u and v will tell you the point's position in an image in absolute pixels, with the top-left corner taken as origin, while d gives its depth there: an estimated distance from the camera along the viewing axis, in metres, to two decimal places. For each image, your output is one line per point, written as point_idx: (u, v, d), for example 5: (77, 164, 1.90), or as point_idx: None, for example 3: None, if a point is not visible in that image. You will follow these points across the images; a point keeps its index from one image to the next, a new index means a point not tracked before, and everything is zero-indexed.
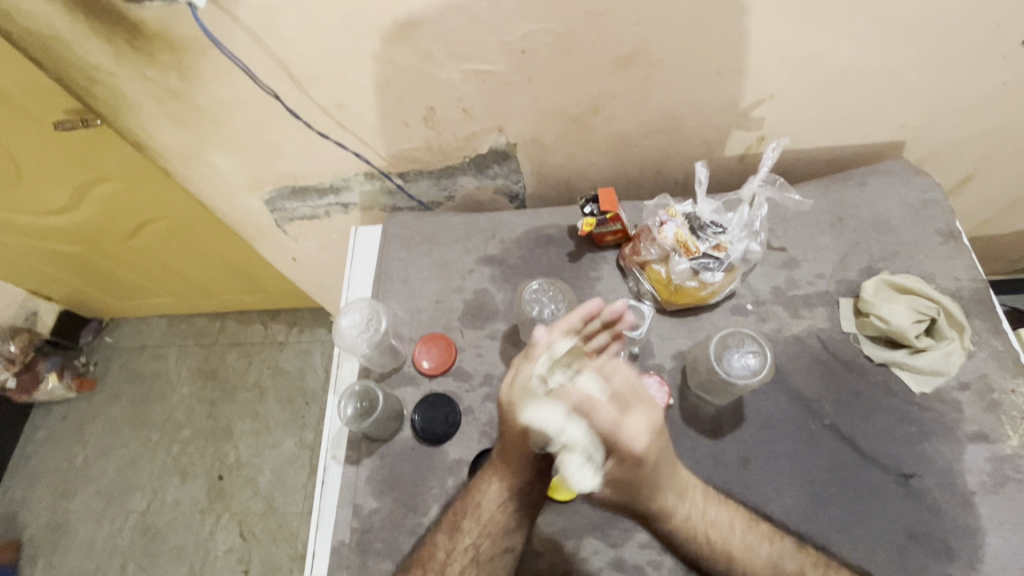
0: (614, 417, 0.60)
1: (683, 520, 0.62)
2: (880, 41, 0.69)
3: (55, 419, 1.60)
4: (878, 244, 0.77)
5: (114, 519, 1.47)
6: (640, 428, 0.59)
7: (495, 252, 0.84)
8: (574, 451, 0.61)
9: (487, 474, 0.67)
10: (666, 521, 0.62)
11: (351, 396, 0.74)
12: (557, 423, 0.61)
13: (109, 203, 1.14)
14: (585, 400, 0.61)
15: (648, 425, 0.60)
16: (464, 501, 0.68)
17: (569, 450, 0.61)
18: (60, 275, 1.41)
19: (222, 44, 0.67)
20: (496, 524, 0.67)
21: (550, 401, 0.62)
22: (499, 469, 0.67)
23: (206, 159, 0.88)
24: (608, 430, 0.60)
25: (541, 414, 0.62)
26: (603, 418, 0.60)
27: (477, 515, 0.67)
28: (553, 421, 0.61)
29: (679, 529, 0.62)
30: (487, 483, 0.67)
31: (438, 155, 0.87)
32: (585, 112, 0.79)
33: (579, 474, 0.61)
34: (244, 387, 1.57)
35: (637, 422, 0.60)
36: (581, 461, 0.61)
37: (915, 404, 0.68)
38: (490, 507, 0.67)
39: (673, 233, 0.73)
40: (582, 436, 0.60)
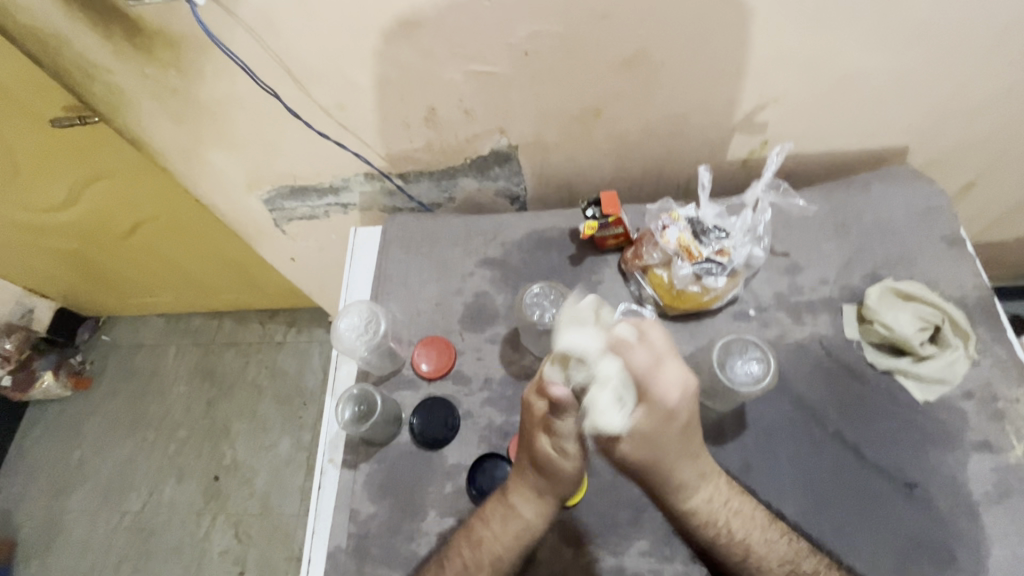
0: (648, 368, 0.55)
1: (704, 504, 0.61)
2: (885, 45, 0.68)
3: (51, 417, 1.59)
4: (881, 250, 0.76)
5: (109, 519, 1.45)
6: (675, 379, 0.56)
7: (495, 254, 0.83)
8: (606, 386, 0.53)
9: (514, 491, 0.64)
10: (686, 499, 0.61)
11: (349, 399, 0.73)
12: (592, 351, 0.54)
13: (107, 201, 1.13)
14: (621, 340, 0.54)
15: (682, 385, 0.56)
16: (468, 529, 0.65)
17: (602, 384, 0.53)
18: (56, 273, 1.40)
19: (222, 42, 0.66)
20: (527, 538, 0.64)
21: (590, 332, 0.55)
22: (527, 484, 0.64)
23: (205, 157, 0.88)
24: (642, 373, 0.54)
25: (579, 339, 0.55)
26: (639, 366, 0.54)
27: (509, 535, 0.64)
28: (591, 346, 0.54)
29: (699, 510, 0.61)
30: (514, 500, 0.64)
31: (440, 156, 0.87)
32: (587, 114, 0.79)
33: (609, 412, 0.53)
34: (241, 387, 1.57)
35: (672, 371, 0.55)
36: (612, 399, 0.54)
37: (918, 412, 0.67)
38: (523, 526, 0.64)
39: (676, 237, 0.72)
40: (619, 370, 0.54)
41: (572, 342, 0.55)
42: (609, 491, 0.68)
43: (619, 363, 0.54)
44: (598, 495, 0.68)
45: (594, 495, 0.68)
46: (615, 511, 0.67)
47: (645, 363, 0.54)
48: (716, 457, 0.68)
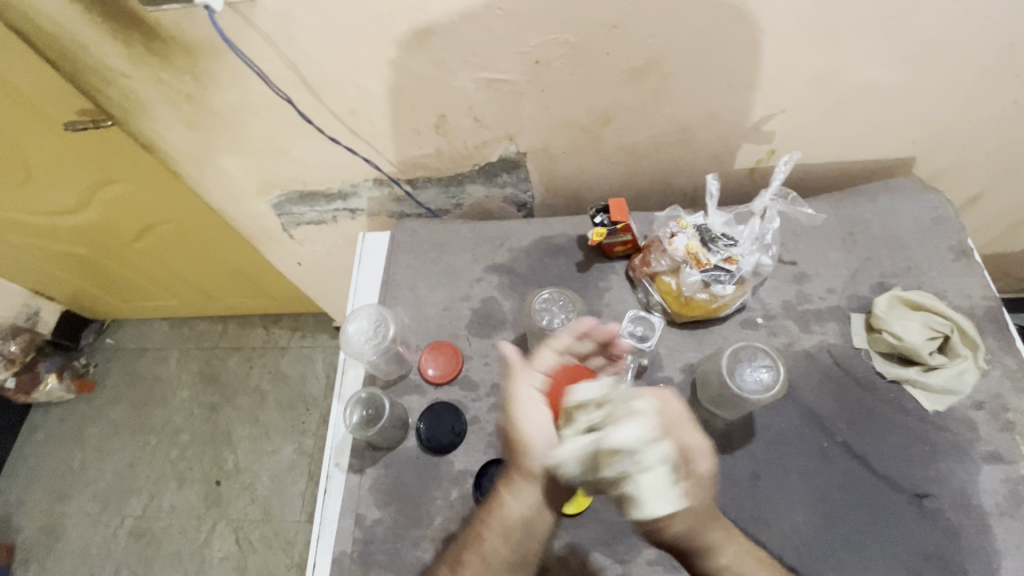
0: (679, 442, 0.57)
1: (732, 560, 0.59)
2: (893, 58, 0.69)
3: (54, 420, 1.59)
4: (889, 260, 0.77)
5: (110, 523, 1.45)
6: (701, 447, 0.58)
7: (503, 260, 0.84)
8: (658, 472, 0.52)
9: (503, 487, 0.63)
10: (717, 559, 0.58)
11: (357, 403, 0.73)
12: (637, 442, 0.52)
13: (116, 205, 1.14)
14: (665, 423, 0.56)
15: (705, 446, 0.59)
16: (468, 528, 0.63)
17: (654, 472, 0.52)
18: (64, 275, 1.41)
19: (238, 49, 0.67)
20: (515, 533, 0.61)
21: (635, 420, 0.53)
22: (512, 480, 0.62)
23: (216, 162, 0.88)
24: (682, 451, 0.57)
25: (630, 432, 0.52)
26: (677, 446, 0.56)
27: (495, 528, 0.61)
28: (639, 438, 0.52)
29: (730, 567, 0.58)
30: (503, 496, 0.62)
31: (449, 163, 0.87)
32: (596, 122, 0.79)
33: (660, 497, 0.52)
34: (244, 392, 1.56)
35: (696, 438, 0.58)
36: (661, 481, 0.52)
37: (927, 422, 0.67)
38: (508, 518, 0.61)
39: (685, 245, 0.73)
40: (667, 457, 0.53)
41: (627, 436, 0.52)
42: None
43: (668, 449, 0.53)
44: (605, 504, 0.68)
45: (601, 503, 0.68)
46: (623, 520, 0.67)
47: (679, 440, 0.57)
48: (724, 466, 0.68)
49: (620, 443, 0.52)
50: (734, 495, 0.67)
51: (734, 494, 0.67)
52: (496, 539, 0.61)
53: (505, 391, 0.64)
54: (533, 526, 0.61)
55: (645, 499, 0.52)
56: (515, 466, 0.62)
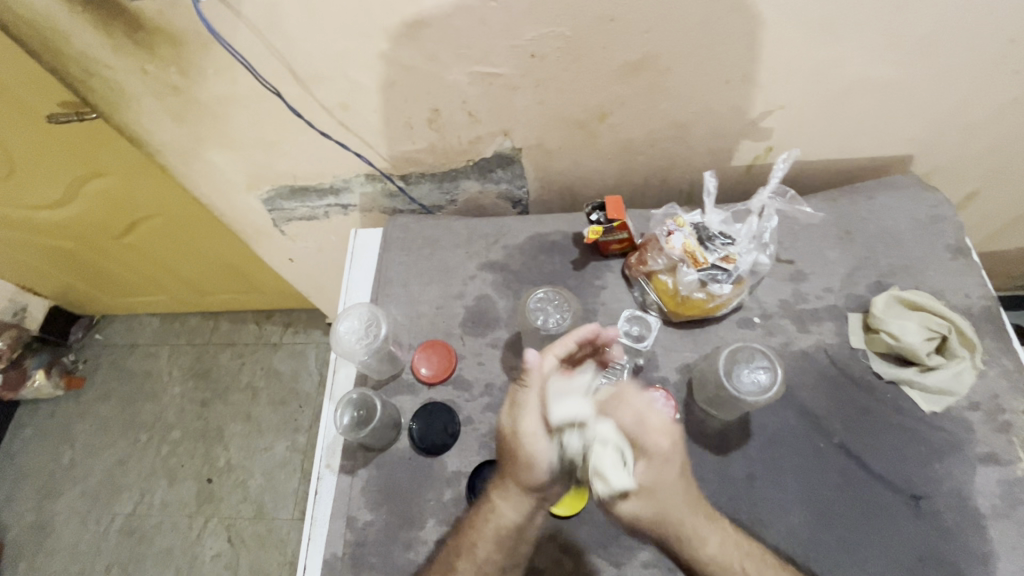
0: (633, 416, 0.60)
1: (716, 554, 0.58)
2: (893, 54, 0.68)
3: (42, 417, 1.57)
4: (887, 259, 0.76)
5: (100, 521, 1.43)
6: (662, 427, 0.59)
7: (497, 257, 0.82)
8: (608, 447, 0.59)
9: (495, 494, 0.64)
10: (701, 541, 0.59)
11: (348, 404, 0.72)
12: (583, 417, 0.61)
13: (103, 199, 1.11)
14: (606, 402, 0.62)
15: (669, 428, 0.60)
16: (458, 531, 0.65)
17: (603, 445, 0.59)
18: (50, 270, 1.38)
19: (225, 39, 0.65)
20: (508, 541, 0.63)
21: (576, 397, 0.63)
22: (506, 487, 0.63)
23: (204, 156, 0.86)
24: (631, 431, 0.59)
25: (567, 407, 0.62)
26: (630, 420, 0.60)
27: (489, 536, 0.62)
28: (577, 413, 0.61)
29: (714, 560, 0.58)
30: (495, 503, 0.63)
31: (442, 158, 0.86)
32: (592, 118, 0.78)
33: (616, 472, 0.57)
34: (236, 388, 1.55)
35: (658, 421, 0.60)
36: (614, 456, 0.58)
37: (924, 423, 0.66)
38: (500, 526, 0.62)
39: (681, 244, 0.71)
40: (614, 432, 0.59)
41: (565, 412, 0.62)
42: None
43: (613, 424, 0.60)
44: (600, 505, 0.67)
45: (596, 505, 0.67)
46: (617, 522, 0.66)
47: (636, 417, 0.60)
48: (719, 467, 0.67)
49: (563, 419, 0.61)
50: (729, 496, 0.66)
51: (730, 496, 0.66)
52: (489, 543, 0.62)
53: (517, 396, 0.63)
54: (523, 530, 0.64)
55: (600, 471, 0.57)
56: (510, 471, 0.63)
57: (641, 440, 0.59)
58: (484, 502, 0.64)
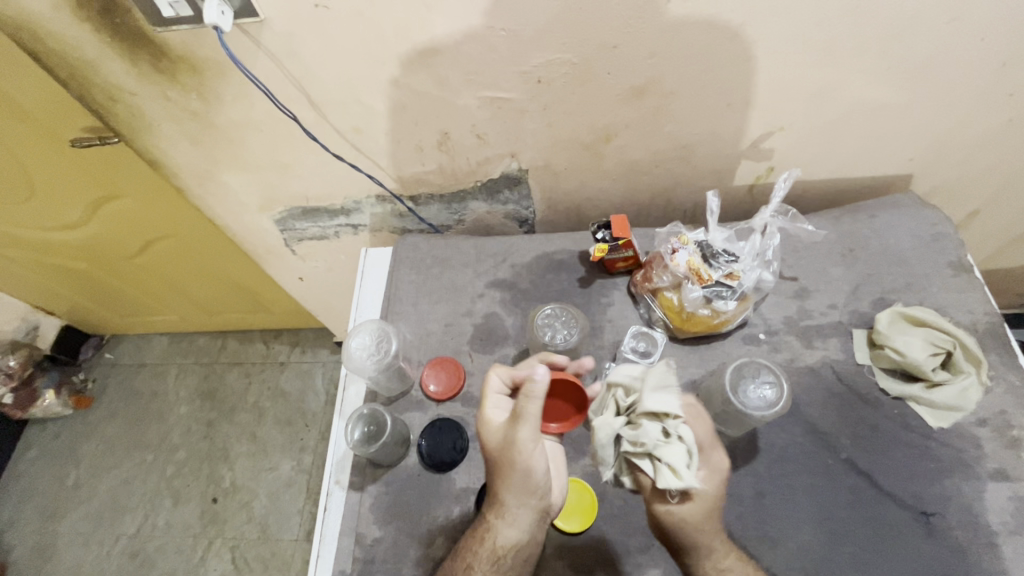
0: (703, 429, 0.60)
1: (727, 565, 0.59)
2: (888, 76, 0.71)
3: (50, 437, 1.57)
4: (890, 275, 0.77)
5: (104, 542, 1.42)
6: (722, 447, 0.60)
7: (505, 275, 0.84)
8: (681, 443, 0.57)
9: (491, 512, 0.62)
10: (715, 560, 0.59)
11: (358, 420, 0.72)
12: (669, 411, 0.58)
13: (119, 221, 1.14)
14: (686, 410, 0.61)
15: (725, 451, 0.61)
16: (455, 555, 0.62)
17: (680, 443, 0.57)
18: (64, 290, 1.41)
19: (245, 67, 0.68)
20: (505, 562, 0.61)
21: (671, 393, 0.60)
22: (501, 505, 0.61)
23: (220, 178, 0.89)
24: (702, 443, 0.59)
25: (663, 399, 0.59)
26: (700, 431, 0.60)
27: (486, 557, 0.60)
28: (672, 407, 0.58)
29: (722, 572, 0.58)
30: (491, 521, 0.62)
31: (451, 179, 0.88)
32: (598, 139, 0.80)
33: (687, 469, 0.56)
34: (243, 408, 1.55)
35: (720, 440, 0.60)
36: (687, 456, 0.57)
37: (932, 439, 0.67)
38: (499, 546, 0.61)
39: (685, 261, 0.73)
40: (691, 434, 0.58)
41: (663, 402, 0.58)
42: (621, 518, 0.67)
43: (691, 430, 0.59)
44: (609, 522, 0.67)
45: (605, 522, 0.67)
46: (627, 539, 0.66)
47: (704, 432, 0.60)
48: (729, 484, 0.67)
49: (655, 408, 0.58)
50: (738, 513, 0.66)
51: (739, 513, 0.66)
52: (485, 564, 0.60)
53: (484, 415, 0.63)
54: (525, 551, 0.62)
55: (670, 465, 0.56)
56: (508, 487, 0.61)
57: (709, 451, 0.59)
58: (481, 521, 0.63)
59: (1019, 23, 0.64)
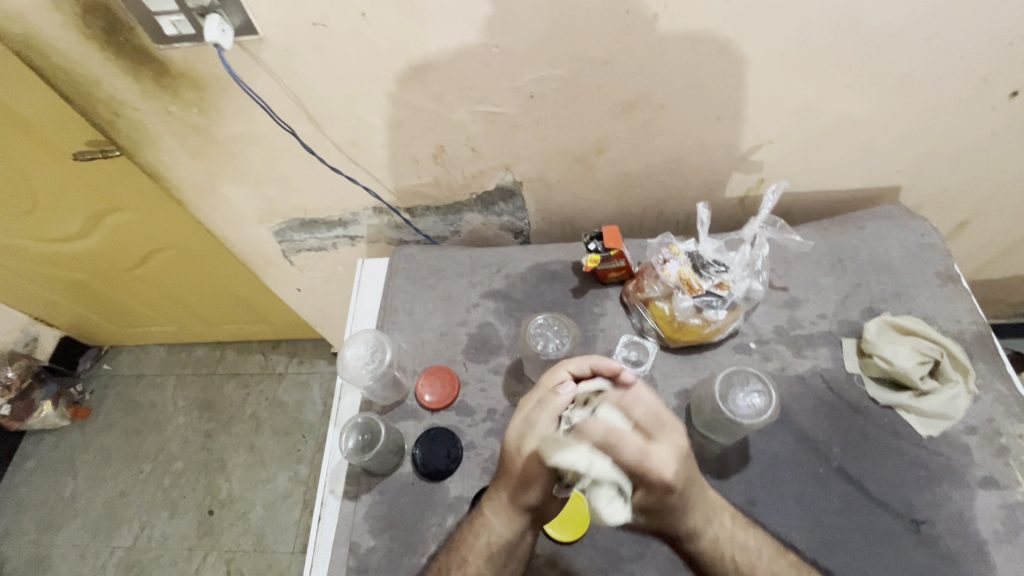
0: (638, 449, 0.57)
1: (711, 543, 0.62)
2: (872, 92, 0.72)
3: (46, 448, 1.57)
4: (878, 285, 0.78)
5: (98, 555, 1.42)
6: (665, 457, 0.58)
7: (499, 286, 0.85)
8: (603, 486, 0.56)
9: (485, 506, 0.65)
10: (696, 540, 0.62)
11: (353, 428, 0.73)
12: (581, 461, 0.56)
13: (119, 233, 1.16)
14: (611, 434, 0.57)
15: (676, 450, 0.59)
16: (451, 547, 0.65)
17: (600, 486, 0.56)
18: (64, 301, 1.42)
19: (244, 83, 0.70)
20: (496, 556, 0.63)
21: (574, 438, 0.58)
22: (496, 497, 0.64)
23: (219, 191, 0.90)
24: (634, 463, 0.57)
25: (567, 453, 0.56)
26: (630, 452, 0.57)
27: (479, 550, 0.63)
28: (580, 458, 0.56)
29: (707, 550, 0.62)
30: (485, 515, 0.64)
31: (447, 192, 0.90)
32: (590, 152, 0.82)
33: (613, 507, 0.56)
34: (240, 419, 1.55)
35: (662, 451, 0.58)
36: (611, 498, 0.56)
37: (921, 447, 0.67)
38: (491, 540, 0.63)
39: (676, 271, 0.74)
40: (610, 469, 0.56)
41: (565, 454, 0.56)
42: (614, 526, 0.67)
43: (610, 465, 0.56)
44: (602, 530, 0.67)
45: (598, 530, 0.67)
46: (619, 548, 0.66)
47: (639, 450, 0.58)
48: (720, 492, 0.68)
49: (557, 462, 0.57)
50: None
51: None
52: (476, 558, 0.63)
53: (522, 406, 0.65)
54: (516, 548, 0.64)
55: (592, 509, 0.56)
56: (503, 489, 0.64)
57: (643, 475, 0.57)
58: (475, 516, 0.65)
59: (997, 39, 0.66)
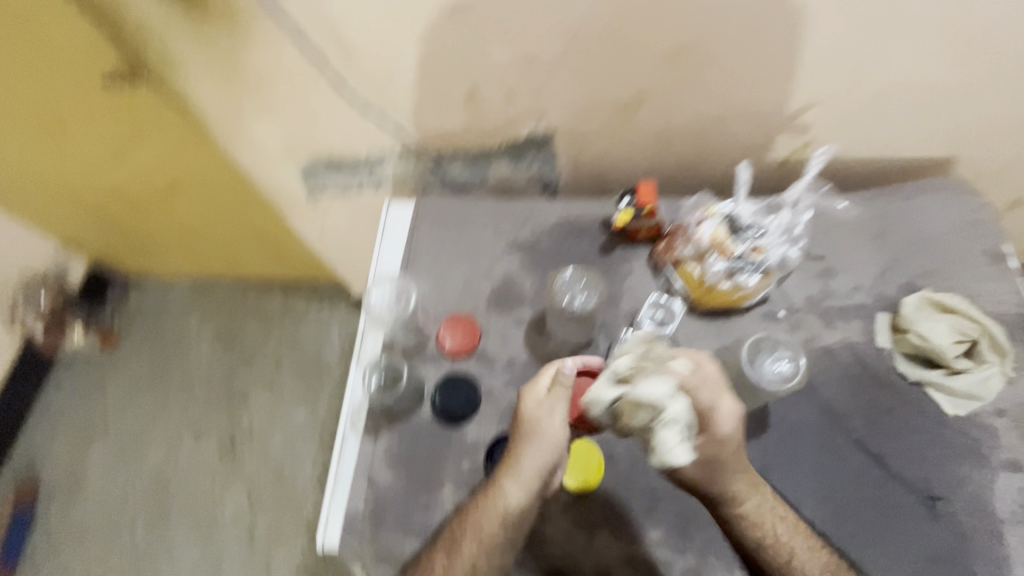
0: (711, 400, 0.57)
1: (752, 510, 0.61)
2: (946, 51, 0.67)
3: (78, 371, 1.64)
4: (920, 260, 0.75)
5: (128, 473, 1.50)
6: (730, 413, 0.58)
7: (526, 238, 0.83)
8: (675, 424, 0.55)
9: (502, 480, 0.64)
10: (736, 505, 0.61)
11: (375, 368, 0.76)
12: (661, 397, 0.55)
13: (146, 164, 1.14)
14: (684, 378, 0.57)
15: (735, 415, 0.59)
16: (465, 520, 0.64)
17: (672, 424, 0.55)
18: (90, 229, 1.44)
19: (275, 7, 0.67)
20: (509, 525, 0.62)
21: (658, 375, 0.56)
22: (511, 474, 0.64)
23: (246, 124, 0.88)
24: (705, 409, 0.57)
25: (650, 385, 0.55)
26: (705, 402, 0.57)
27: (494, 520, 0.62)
28: (662, 392, 0.55)
29: (747, 515, 0.61)
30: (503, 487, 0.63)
31: (476, 138, 0.87)
32: (629, 103, 0.78)
33: (678, 448, 0.55)
34: (261, 355, 1.60)
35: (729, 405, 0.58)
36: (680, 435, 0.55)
37: (946, 426, 0.66)
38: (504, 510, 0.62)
39: (710, 232, 0.71)
40: (687, 410, 0.56)
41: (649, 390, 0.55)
42: (628, 480, 0.68)
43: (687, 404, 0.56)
44: (615, 483, 0.68)
45: (611, 484, 0.68)
46: (632, 500, 0.67)
47: (709, 399, 0.57)
48: None
49: (644, 395, 0.55)
50: None
51: None
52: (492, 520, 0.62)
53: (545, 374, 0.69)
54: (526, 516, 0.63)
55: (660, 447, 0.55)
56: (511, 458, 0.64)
57: (710, 421, 0.58)
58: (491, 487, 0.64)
59: None
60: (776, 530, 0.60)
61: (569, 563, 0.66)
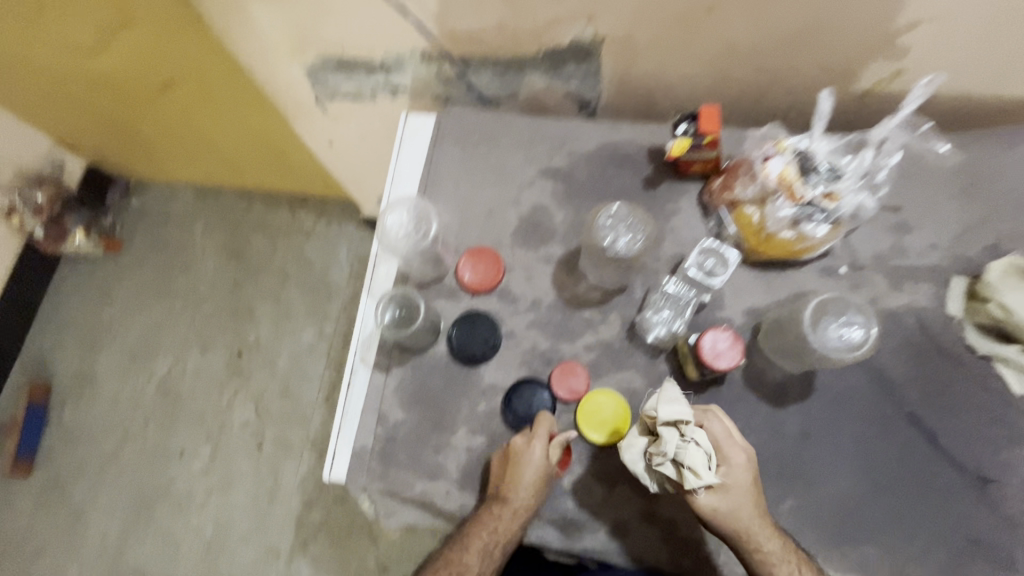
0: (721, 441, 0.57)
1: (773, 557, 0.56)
2: None
3: (82, 274, 1.60)
4: (1012, 220, 0.66)
5: (138, 378, 1.51)
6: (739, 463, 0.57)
7: (560, 164, 0.74)
8: (699, 448, 0.54)
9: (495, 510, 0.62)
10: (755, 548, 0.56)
11: (391, 301, 0.68)
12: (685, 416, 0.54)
13: (136, 58, 1.00)
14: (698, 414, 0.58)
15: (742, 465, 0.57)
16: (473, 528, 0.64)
17: (697, 447, 0.54)
18: (83, 125, 1.33)
19: None
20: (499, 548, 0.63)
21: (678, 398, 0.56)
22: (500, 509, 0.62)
23: (244, 9, 0.76)
24: (718, 441, 0.57)
25: (674, 406, 0.55)
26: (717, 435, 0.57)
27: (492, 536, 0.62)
28: (685, 413, 0.55)
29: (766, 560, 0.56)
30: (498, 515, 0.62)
31: (511, 42, 0.74)
32: (698, 9, 0.65)
33: (707, 470, 0.54)
34: (267, 271, 1.54)
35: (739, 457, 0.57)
36: (704, 457, 0.54)
37: (1009, 406, 0.61)
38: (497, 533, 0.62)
39: (778, 170, 0.61)
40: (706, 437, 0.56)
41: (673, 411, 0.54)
42: None
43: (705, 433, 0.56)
44: None
45: None
46: None
47: (721, 432, 0.58)
48: (774, 420, 0.63)
49: (670, 416, 0.54)
50: (776, 449, 0.63)
51: (780, 450, 0.63)
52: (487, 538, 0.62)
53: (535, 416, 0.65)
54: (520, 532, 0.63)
55: (692, 468, 0.53)
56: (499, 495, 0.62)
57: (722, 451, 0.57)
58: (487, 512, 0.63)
59: None
60: (800, 575, 0.56)
61: (585, 515, 0.64)
